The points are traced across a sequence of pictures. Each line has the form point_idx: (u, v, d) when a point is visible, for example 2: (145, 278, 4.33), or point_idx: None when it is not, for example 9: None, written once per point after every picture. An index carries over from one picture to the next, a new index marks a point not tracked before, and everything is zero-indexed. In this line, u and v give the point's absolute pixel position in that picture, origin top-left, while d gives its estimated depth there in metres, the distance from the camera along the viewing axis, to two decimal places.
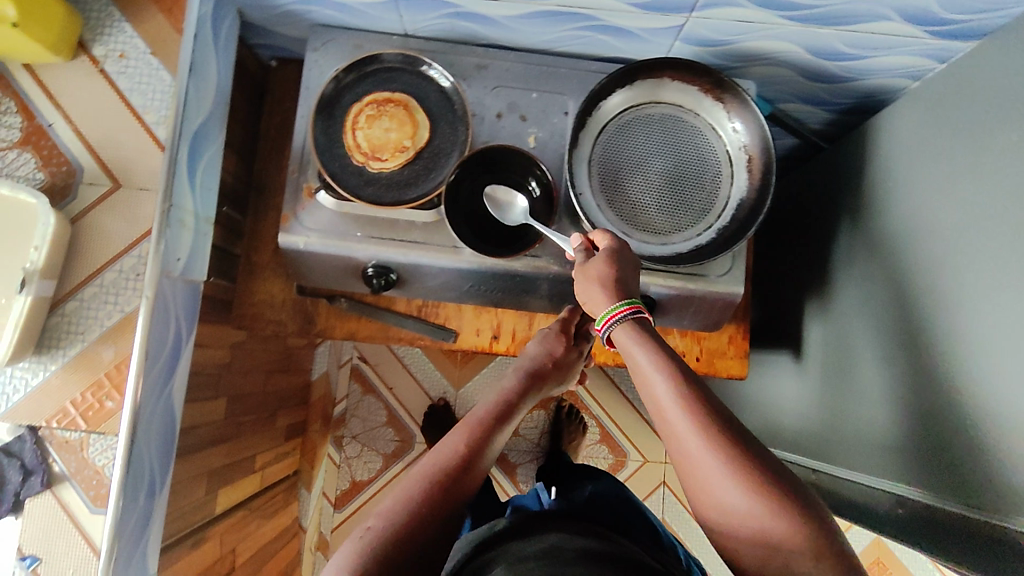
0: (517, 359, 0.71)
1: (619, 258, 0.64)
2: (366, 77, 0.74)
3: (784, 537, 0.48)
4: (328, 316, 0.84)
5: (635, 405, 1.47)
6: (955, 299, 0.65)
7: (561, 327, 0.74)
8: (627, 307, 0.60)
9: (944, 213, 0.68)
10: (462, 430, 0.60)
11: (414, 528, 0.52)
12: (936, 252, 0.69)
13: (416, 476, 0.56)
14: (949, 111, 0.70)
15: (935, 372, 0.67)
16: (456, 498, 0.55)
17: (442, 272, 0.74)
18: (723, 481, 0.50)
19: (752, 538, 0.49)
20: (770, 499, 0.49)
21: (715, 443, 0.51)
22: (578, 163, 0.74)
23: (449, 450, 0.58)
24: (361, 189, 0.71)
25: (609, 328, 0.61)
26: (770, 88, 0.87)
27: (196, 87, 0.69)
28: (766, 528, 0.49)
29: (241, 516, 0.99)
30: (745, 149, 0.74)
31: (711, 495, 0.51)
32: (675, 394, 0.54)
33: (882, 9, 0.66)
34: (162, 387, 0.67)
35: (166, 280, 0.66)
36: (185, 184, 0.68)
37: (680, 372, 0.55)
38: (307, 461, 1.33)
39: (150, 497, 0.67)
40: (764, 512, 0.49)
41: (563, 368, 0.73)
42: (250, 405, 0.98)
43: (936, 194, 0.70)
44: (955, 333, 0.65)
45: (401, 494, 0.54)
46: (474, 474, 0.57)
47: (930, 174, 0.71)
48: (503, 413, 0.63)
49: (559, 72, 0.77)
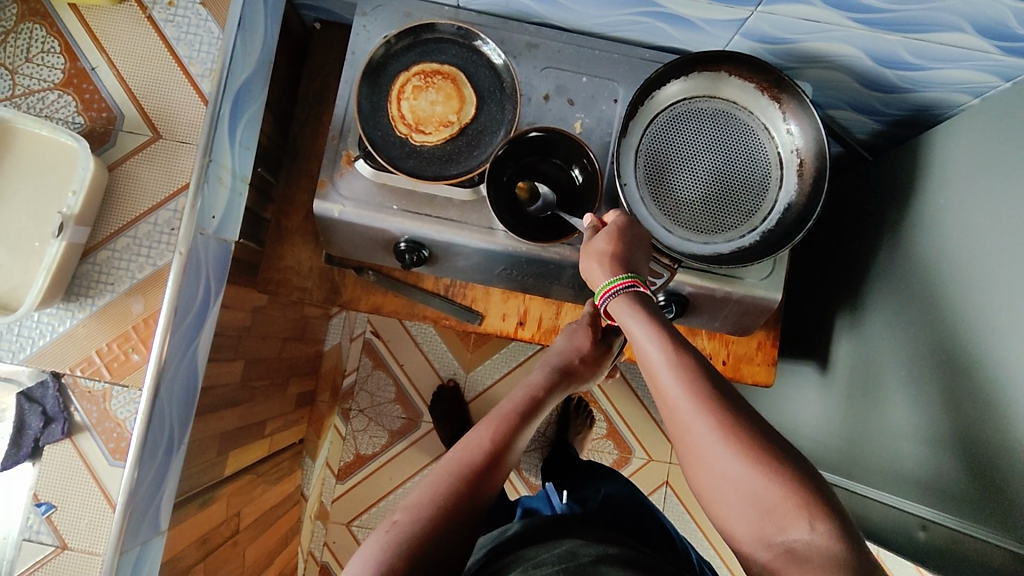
0: (545, 351, 0.70)
1: (624, 234, 0.63)
2: (417, 45, 0.72)
3: (780, 505, 0.47)
4: (355, 288, 0.83)
5: (645, 403, 1.46)
6: (1002, 326, 0.64)
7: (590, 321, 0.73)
8: (625, 280, 0.59)
9: (999, 237, 0.66)
10: (489, 424, 0.59)
11: (438, 524, 0.53)
12: (986, 276, 0.67)
13: (442, 470, 0.56)
14: (1012, 131, 0.68)
15: (977, 398, 0.65)
16: (481, 494, 0.56)
17: (475, 253, 0.73)
18: (718, 446, 0.50)
19: (748, 508, 0.49)
20: (767, 468, 0.48)
21: (714, 415, 0.51)
22: (626, 152, 0.72)
23: (475, 445, 0.58)
24: (402, 160, 0.70)
25: (608, 300, 0.60)
26: (824, 93, 0.84)
27: (244, 42, 0.67)
28: (762, 496, 0.48)
29: (248, 479, 0.99)
30: (797, 153, 0.72)
31: (707, 465, 0.50)
32: (669, 362, 0.53)
33: (956, 19, 0.63)
34: (188, 344, 0.67)
35: (199, 238, 0.65)
36: (225, 141, 0.67)
37: (677, 343, 0.54)
38: (313, 430, 1.37)
39: (167, 455, 0.68)
40: (760, 481, 0.48)
41: (593, 365, 0.72)
42: (266, 370, 0.97)
43: (992, 216, 0.68)
44: (999, 360, 0.63)
45: (427, 488, 0.55)
46: (499, 470, 0.58)
47: (986, 195, 0.69)
48: (530, 409, 0.62)
49: (611, 58, 0.75)
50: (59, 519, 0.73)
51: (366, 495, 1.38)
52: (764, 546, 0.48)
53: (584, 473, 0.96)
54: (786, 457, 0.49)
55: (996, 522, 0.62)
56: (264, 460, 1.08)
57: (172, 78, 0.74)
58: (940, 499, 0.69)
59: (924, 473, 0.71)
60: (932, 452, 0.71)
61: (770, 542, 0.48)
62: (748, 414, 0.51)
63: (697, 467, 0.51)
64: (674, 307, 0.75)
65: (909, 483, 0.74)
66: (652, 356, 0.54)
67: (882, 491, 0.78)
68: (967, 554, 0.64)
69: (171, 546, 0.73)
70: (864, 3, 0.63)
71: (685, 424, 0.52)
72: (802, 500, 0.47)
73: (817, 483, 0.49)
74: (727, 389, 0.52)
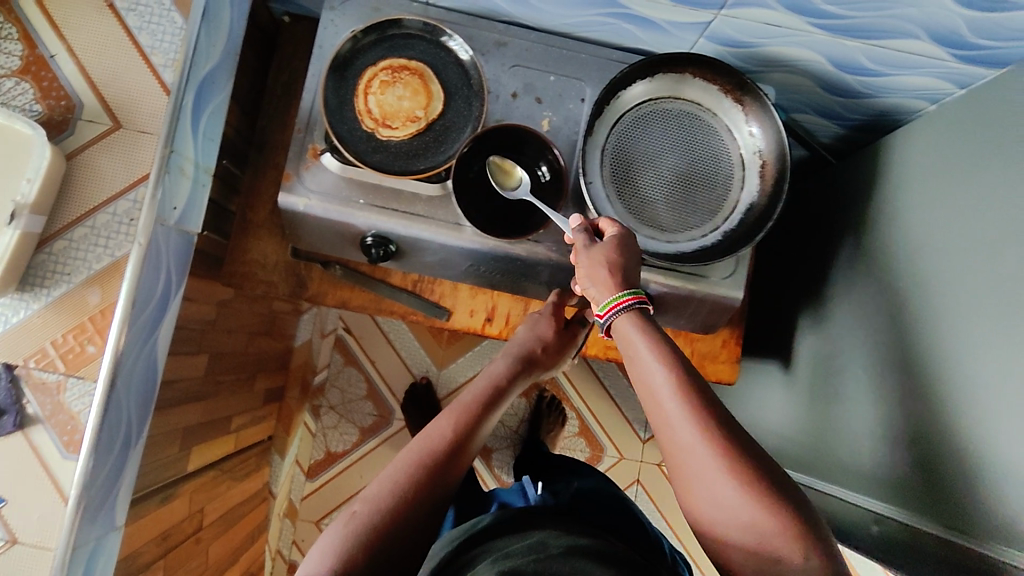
0: (506, 343, 0.72)
1: (625, 246, 0.63)
2: (383, 41, 0.71)
3: (777, 537, 0.49)
4: (322, 282, 0.82)
5: (616, 401, 1.48)
6: (956, 327, 0.65)
7: (550, 312, 0.75)
8: (633, 297, 0.59)
9: (952, 240, 0.68)
10: (450, 415, 0.61)
11: (401, 511, 0.53)
12: (939, 279, 0.69)
13: (404, 459, 0.57)
14: (965, 136, 0.70)
15: (926, 395, 0.67)
16: (443, 481, 0.57)
17: (442, 249, 0.73)
18: (719, 479, 0.50)
19: (743, 533, 0.50)
20: (758, 492, 0.49)
21: (717, 446, 0.51)
22: (591, 151, 0.73)
23: (437, 433, 0.59)
24: (369, 155, 0.70)
25: (612, 317, 0.60)
26: (786, 97, 0.86)
27: (208, 33, 0.66)
28: (759, 528, 0.49)
29: (212, 476, 0.98)
30: (759, 155, 0.74)
31: (705, 493, 0.51)
32: (673, 386, 0.53)
33: (911, 27, 0.65)
34: (147, 337, 0.65)
35: (160, 228, 0.64)
36: (188, 131, 0.66)
37: (670, 364, 0.55)
38: (282, 428, 1.36)
39: (124, 448, 0.66)
40: (760, 512, 0.49)
41: (552, 354, 0.74)
42: (232, 364, 0.97)
43: (945, 219, 0.69)
44: (952, 362, 0.65)
45: (390, 477, 0.56)
46: (462, 458, 0.59)
47: (939, 199, 0.70)
48: (492, 397, 0.64)
49: (579, 57, 0.76)
50: (9, 514, 0.71)
51: (336, 492, 1.38)
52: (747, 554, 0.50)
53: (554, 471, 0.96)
54: (779, 483, 0.50)
55: (944, 517, 0.64)
56: (230, 457, 1.07)
57: (135, 67, 0.74)
58: (892, 493, 0.71)
59: (877, 468, 0.73)
60: (882, 448, 0.73)
61: (764, 568, 0.50)
62: (736, 428, 0.52)
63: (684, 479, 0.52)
64: None
65: (864, 478, 0.75)
66: (656, 380, 0.55)
67: (840, 487, 0.80)
68: (916, 546, 0.66)
69: (129, 542, 0.72)
70: (825, 9, 0.64)
71: (671, 437, 0.53)
72: (782, 515, 0.49)
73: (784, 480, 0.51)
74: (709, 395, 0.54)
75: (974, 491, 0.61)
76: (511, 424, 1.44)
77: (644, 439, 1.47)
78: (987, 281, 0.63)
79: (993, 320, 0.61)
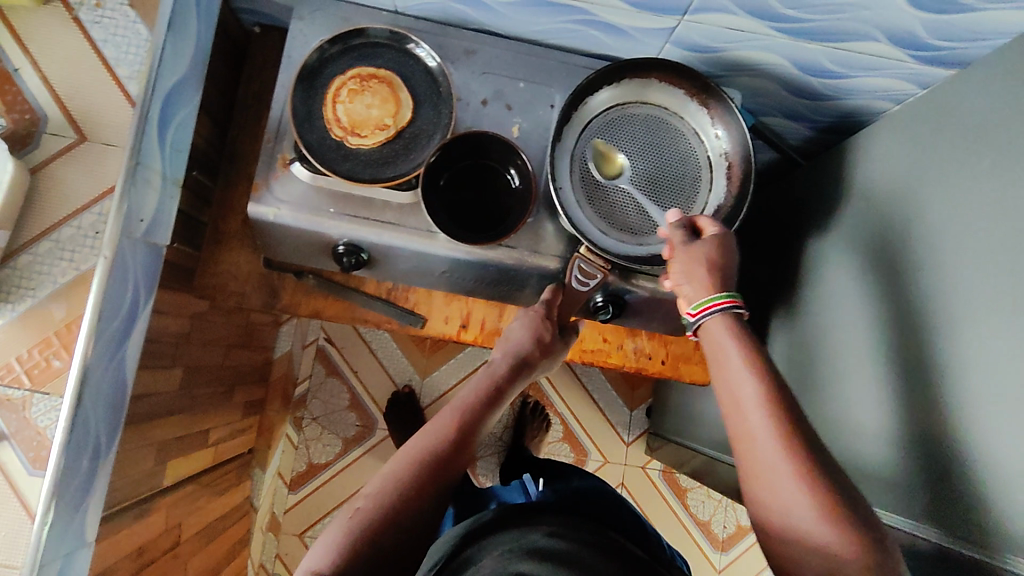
0: (503, 344, 0.73)
1: (725, 248, 0.65)
2: (350, 50, 0.72)
3: (853, 568, 0.48)
4: (295, 292, 0.82)
5: (599, 406, 1.48)
6: (906, 320, 0.66)
7: (546, 310, 0.74)
8: (728, 299, 0.61)
9: (906, 236, 0.69)
10: (444, 421, 0.63)
11: (399, 505, 0.56)
12: (893, 274, 0.69)
13: (403, 456, 0.60)
14: (922, 133, 0.70)
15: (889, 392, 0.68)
16: (437, 485, 0.58)
17: (413, 256, 0.73)
18: (801, 505, 0.50)
19: (816, 559, 0.49)
20: (839, 518, 0.49)
21: (802, 470, 0.50)
22: (560, 156, 0.74)
23: (436, 432, 0.61)
24: (338, 162, 0.69)
25: (703, 317, 0.61)
26: (754, 100, 0.87)
27: (174, 44, 0.66)
28: (834, 556, 0.48)
29: (191, 490, 0.97)
30: (726, 157, 0.75)
31: (783, 516, 0.51)
32: (762, 403, 0.54)
33: (870, 29, 0.67)
34: (115, 350, 0.65)
35: (126, 241, 0.63)
36: (155, 142, 0.65)
37: (761, 369, 0.56)
38: (263, 440, 1.34)
39: (93, 461, 0.65)
40: (838, 541, 0.48)
41: (548, 353, 0.74)
42: (208, 377, 0.96)
43: (900, 214, 0.70)
44: (900, 355, 0.66)
45: (390, 473, 0.58)
46: (456, 462, 0.60)
47: (896, 197, 0.71)
48: (488, 399, 0.66)
49: (547, 64, 0.76)
50: None
51: (320, 504, 1.37)
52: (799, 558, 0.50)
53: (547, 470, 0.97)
54: (857, 512, 0.49)
55: (897, 506, 0.64)
56: (208, 471, 1.06)
57: (100, 80, 0.74)
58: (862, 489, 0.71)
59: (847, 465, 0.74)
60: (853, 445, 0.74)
61: None
62: (810, 437, 0.52)
63: (755, 478, 0.53)
64: (611, 308, 0.76)
65: None
66: (745, 394, 0.55)
67: None
68: None
69: (101, 560, 0.71)
70: (784, 12, 0.65)
71: (750, 434, 0.54)
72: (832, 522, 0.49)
73: (847, 488, 0.51)
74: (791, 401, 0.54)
75: (927, 483, 0.61)
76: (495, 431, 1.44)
77: (628, 442, 1.48)
78: (935, 275, 0.64)
79: (940, 314, 0.62)
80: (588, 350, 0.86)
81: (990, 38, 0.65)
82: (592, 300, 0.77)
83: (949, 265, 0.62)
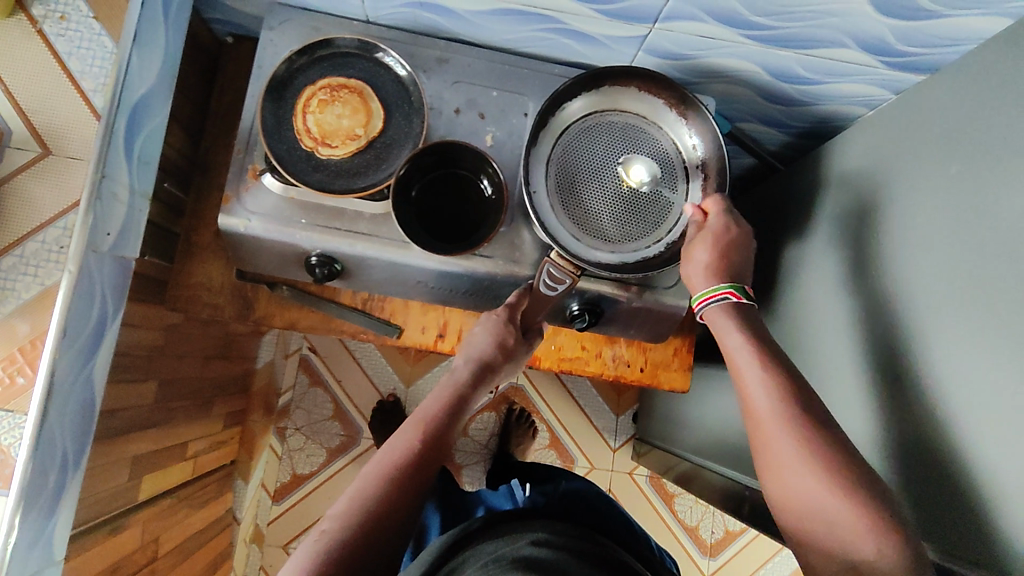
0: (465, 351, 0.73)
1: (722, 240, 0.69)
2: (320, 60, 0.71)
3: (850, 520, 0.52)
4: (268, 303, 0.81)
5: (585, 412, 1.48)
6: (878, 325, 0.66)
7: (509, 313, 0.72)
8: (723, 291, 0.67)
9: (876, 242, 0.69)
10: (407, 436, 0.63)
11: (364, 525, 0.56)
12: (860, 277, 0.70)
13: (368, 473, 0.60)
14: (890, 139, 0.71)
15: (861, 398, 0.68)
16: (402, 499, 0.58)
17: (387, 267, 0.73)
18: (798, 462, 0.55)
19: (819, 515, 0.54)
20: (835, 473, 0.54)
21: (799, 430, 0.56)
22: (536, 164, 0.73)
23: (399, 447, 0.62)
24: (309, 174, 0.69)
25: (704, 307, 0.68)
26: (730, 107, 0.87)
27: (140, 56, 0.65)
28: (834, 510, 0.53)
29: (168, 504, 0.96)
30: (701, 166, 0.75)
31: (787, 477, 0.56)
32: (761, 372, 0.61)
33: (840, 36, 0.67)
34: (81, 365, 0.64)
35: (91, 255, 0.63)
36: (121, 156, 0.65)
37: (765, 355, 0.62)
38: (244, 452, 1.32)
39: (60, 478, 0.64)
40: (834, 493, 0.53)
41: (512, 357, 0.73)
42: (185, 390, 0.95)
43: (873, 220, 0.70)
44: (874, 360, 0.66)
45: (355, 492, 0.58)
46: (420, 475, 0.61)
47: (867, 202, 0.72)
48: (451, 408, 0.67)
49: (520, 72, 0.76)
50: None
51: (304, 515, 1.36)
52: (810, 525, 0.54)
53: (534, 472, 0.98)
54: (855, 468, 0.54)
55: None
56: (186, 484, 1.05)
57: None
58: None
59: None
60: None
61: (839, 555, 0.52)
62: (809, 402, 0.58)
63: (765, 455, 0.58)
64: (588, 317, 0.76)
65: None
66: (747, 365, 0.62)
67: None
68: None
69: None
70: (753, 21, 0.66)
71: (757, 414, 0.59)
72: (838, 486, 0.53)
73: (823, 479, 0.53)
74: (799, 385, 0.60)
75: (901, 489, 0.61)
76: (480, 439, 1.43)
77: (614, 447, 1.48)
78: (902, 279, 0.64)
79: (910, 317, 0.62)
80: (566, 358, 0.86)
81: (957, 44, 0.65)
82: (568, 308, 0.77)
83: (916, 270, 0.62)
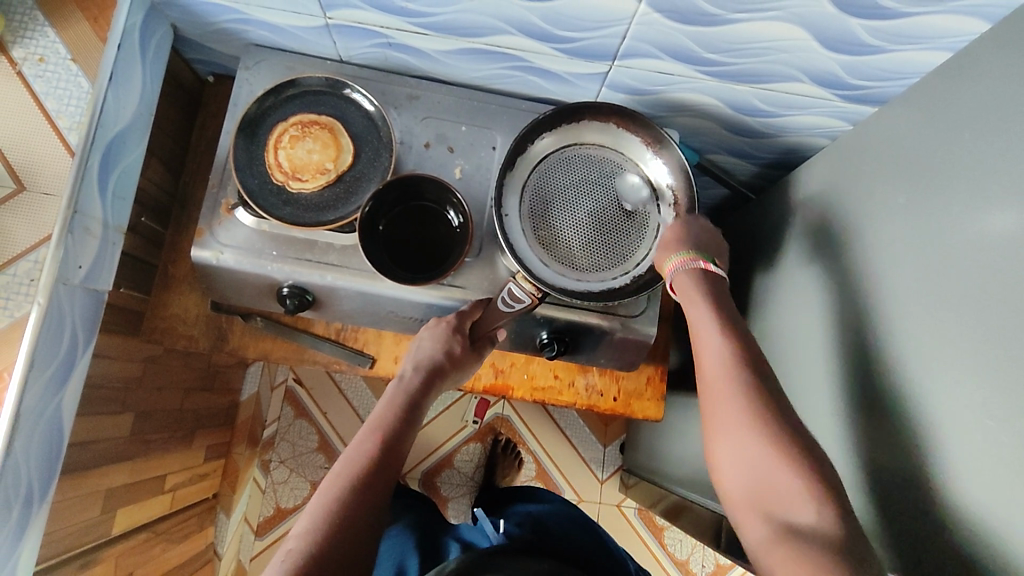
0: (412, 356, 0.73)
1: (692, 229, 0.71)
2: (296, 99, 0.74)
3: (786, 486, 0.53)
4: (243, 334, 0.83)
5: (572, 443, 1.47)
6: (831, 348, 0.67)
7: (458, 322, 0.73)
8: (702, 258, 0.68)
9: (828, 267, 0.70)
10: (361, 451, 0.63)
11: (329, 539, 0.55)
12: (817, 303, 0.71)
13: (327, 491, 0.59)
14: (841, 166, 0.72)
15: (819, 421, 0.68)
16: (362, 511, 0.58)
17: (358, 297, 0.74)
18: (743, 428, 0.57)
19: (755, 480, 0.55)
20: (783, 443, 0.55)
21: (747, 397, 0.58)
22: (510, 192, 0.74)
23: (355, 461, 0.62)
24: (278, 208, 0.71)
25: (680, 270, 0.68)
26: (696, 139, 0.89)
27: (116, 95, 0.68)
28: (775, 473, 0.54)
29: (145, 538, 0.95)
30: (674, 204, 0.76)
31: (733, 444, 0.57)
32: (718, 335, 0.62)
33: (791, 70, 0.69)
34: (48, 396, 0.65)
35: (62, 288, 0.64)
36: (96, 191, 0.67)
37: (727, 325, 0.63)
38: (227, 484, 1.33)
39: (24, 512, 0.65)
40: (776, 456, 0.54)
41: (461, 364, 0.74)
42: (164, 422, 0.96)
43: (826, 245, 0.71)
44: (831, 384, 0.66)
45: (316, 512, 0.57)
46: (378, 486, 0.61)
47: (821, 228, 0.73)
48: (404, 418, 0.68)
49: (488, 108, 0.79)
50: None
51: None
52: (753, 494, 0.55)
53: (514, 496, 0.99)
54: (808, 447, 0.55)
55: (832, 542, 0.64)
56: (165, 518, 1.05)
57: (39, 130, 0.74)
58: None
59: None
60: None
61: (775, 518, 0.53)
62: (764, 376, 0.60)
63: (715, 423, 0.59)
64: (557, 346, 0.77)
65: None
66: (706, 338, 0.63)
67: None
68: None
69: None
70: (707, 56, 0.68)
71: (709, 375, 0.61)
72: (793, 465, 0.53)
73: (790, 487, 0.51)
74: (757, 357, 0.61)
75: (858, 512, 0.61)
76: (466, 470, 1.42)
77: (602, 479, 1.46)
78: (855, 303, 0.65)
79: (862, 340, 0.63)
80: (539, 387, 0.87)
81: (904, 77, 0.68)
82: (539, 337, 0.78)
83: (869, 294, 0.63)
